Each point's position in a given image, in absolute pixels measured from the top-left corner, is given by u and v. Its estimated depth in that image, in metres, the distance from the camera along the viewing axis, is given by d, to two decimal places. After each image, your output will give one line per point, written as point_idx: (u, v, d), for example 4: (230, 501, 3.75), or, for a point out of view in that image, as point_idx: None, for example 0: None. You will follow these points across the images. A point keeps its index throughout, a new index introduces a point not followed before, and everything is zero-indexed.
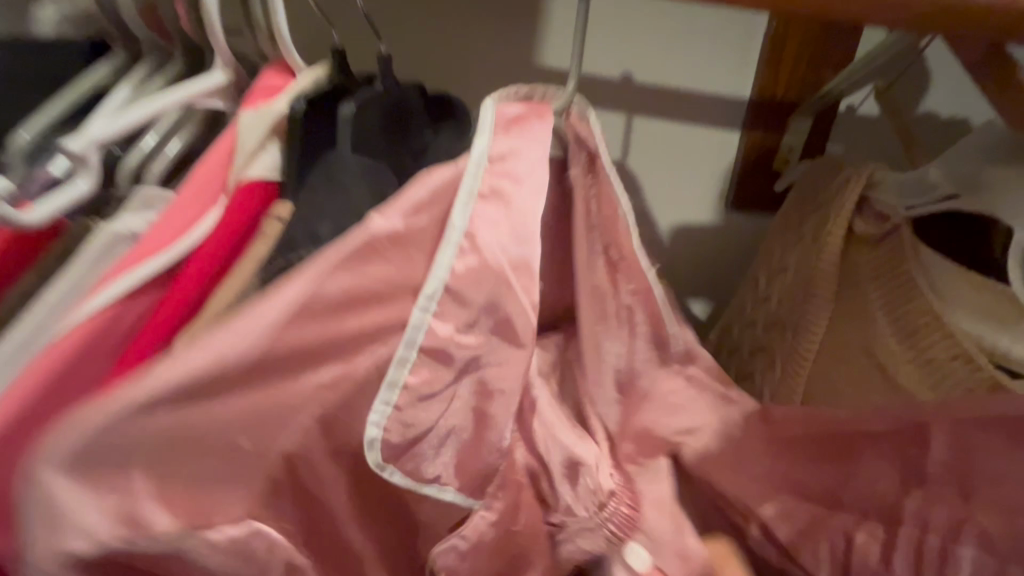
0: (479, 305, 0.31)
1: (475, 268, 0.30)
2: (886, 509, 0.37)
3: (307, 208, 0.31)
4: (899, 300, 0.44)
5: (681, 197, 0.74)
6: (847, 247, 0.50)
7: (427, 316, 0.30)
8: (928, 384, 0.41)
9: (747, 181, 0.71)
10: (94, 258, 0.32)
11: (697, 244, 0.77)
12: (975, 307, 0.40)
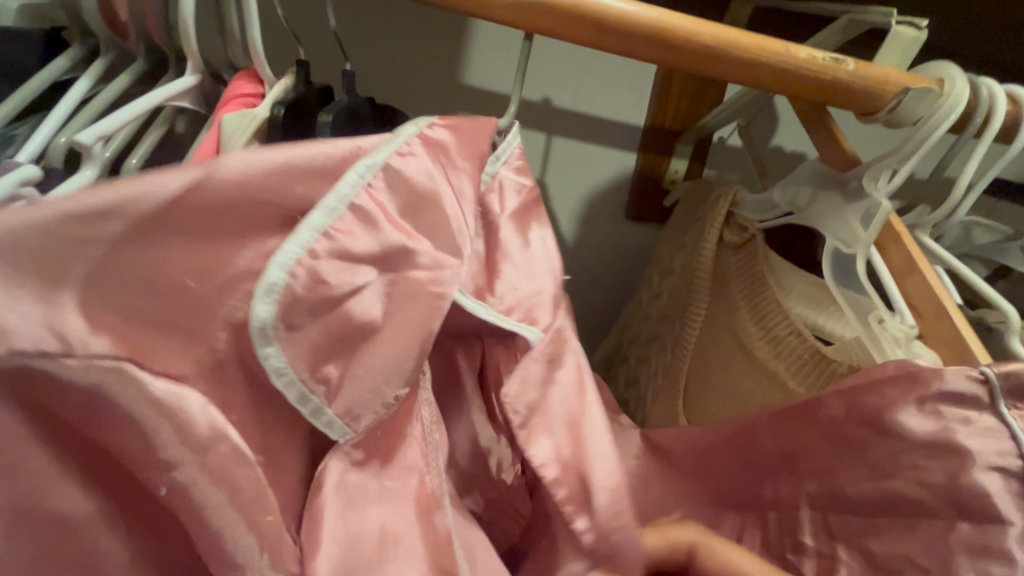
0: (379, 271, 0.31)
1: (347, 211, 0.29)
2: (753, 500, 0.41)
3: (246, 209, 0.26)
4: (751, 290, 0.55)
5: (590, 208, 0.85)
6: (719, 253, 0.62)
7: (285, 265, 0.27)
8: (777, 359, 0.49)
9: (643, 196, 0.83)
10: None
11: (602, 250, 0.88)
12: (804, 295, 0.50)
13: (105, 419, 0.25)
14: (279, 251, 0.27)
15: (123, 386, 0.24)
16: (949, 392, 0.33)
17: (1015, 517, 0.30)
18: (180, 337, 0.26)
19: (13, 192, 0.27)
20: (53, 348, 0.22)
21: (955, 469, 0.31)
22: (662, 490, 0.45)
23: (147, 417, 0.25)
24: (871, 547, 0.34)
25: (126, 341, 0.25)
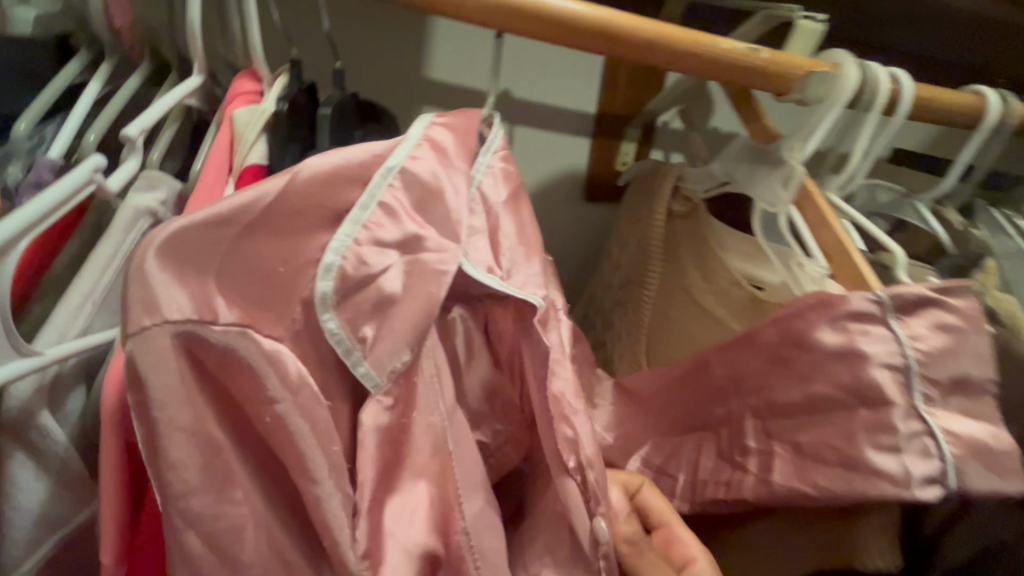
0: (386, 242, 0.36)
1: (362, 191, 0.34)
2: (709, 419, 0.50)
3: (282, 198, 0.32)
4: (699, 252, 0.63)
5: (550, 191, 0.92)
6: (670, 222, 0.70)
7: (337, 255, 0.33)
8: (722, 308, 0.58)
9: (598, 178, 0.90)
10: (122, 232, 0.34)
11: (563, 230, 0.95)
12: (741, 251, 0.59)
13: (231, 371, 0.30)
14: (334, 238, 0.33)
15: (251, 349, 0.30)
16: (854, 312, 0.41)
17: (899, 399, 0.38)
18: (268, 309, 0.31)
19: (87, 178, 0.30)
20: (207, 316, 0.29)
21: (856, 370, 0.40)
22: (642, 425, 0.55)
23: (267, 364, 0.30)
24: (799, 439, 0.43)
25: (241, 310, 0.30)
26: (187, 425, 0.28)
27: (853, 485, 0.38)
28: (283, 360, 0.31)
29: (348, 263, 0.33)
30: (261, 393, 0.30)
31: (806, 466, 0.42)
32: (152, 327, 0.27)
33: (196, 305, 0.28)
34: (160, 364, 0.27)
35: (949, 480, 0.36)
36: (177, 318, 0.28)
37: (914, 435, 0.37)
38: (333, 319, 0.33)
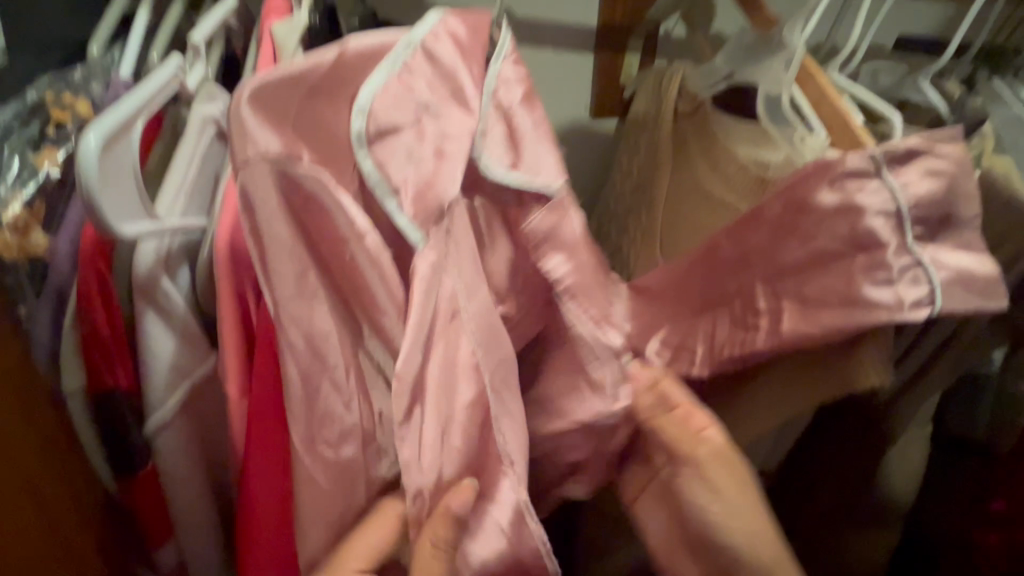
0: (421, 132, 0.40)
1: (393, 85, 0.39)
2: (722, 295, 0.52)
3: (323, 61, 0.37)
4: (708, 146, 0.66)
5: (558, 110, 0.94)
6: (677, 123, 0.72)
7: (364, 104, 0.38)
8: (730, 192, 0.62)
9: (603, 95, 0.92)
10: (195, 135, 0.38)
11: (571, 149, 0.98)
12: (748, 138, 0.62)
13: (312, 206, 0.36)
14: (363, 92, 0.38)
15: (324, 192, 0.36)
16: (851, 170, 0.45)
17: (890, 239, 0.43)
18: (336, 163, 0.38)
19: (168, 78, 0.36)
20: (289, 155, 0.35)
21: (854, 220, 0.44)
22: (655, 316, 0.54)
23: (338, 208, 0.36)
24: (805, 292, 0.47)
25: (314, 153, 0.37)
26: (283, 244, 0.35)
27: (855, 318, 0.43)
28: (350, 210, 0.36)
29: (378, 119, 0.38)
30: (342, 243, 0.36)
31: (813, 312, 0.46)
32: (251, 158, 0.34)
33: (280, 145, 0.35)
34: (260, 187, 0.34)
35: (935, 301, 0.42)
36: (269, 152, 0.35)
37: (905, 268, 0.42)
38: (367, 159, 0.37)
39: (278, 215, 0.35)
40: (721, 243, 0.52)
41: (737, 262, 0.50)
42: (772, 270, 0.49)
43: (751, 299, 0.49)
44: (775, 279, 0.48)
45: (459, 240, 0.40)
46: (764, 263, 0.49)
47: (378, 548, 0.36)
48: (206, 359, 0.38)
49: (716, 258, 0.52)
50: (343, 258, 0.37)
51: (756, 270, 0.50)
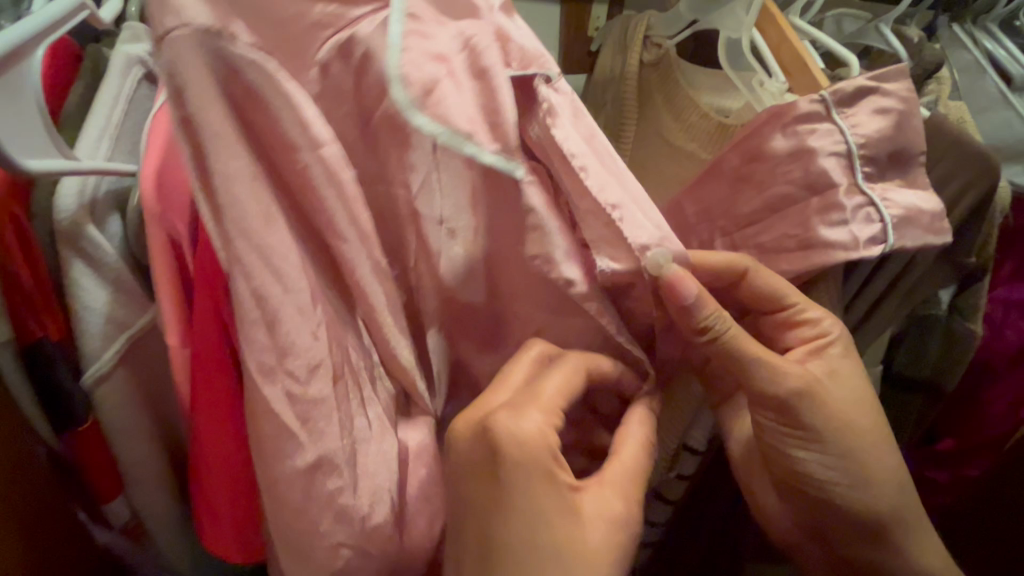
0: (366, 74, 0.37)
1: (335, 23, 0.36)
2: (685, 252, 0.54)
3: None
4: (669, 95, 0.65)
5: None
6: (642, 73, 0.69)
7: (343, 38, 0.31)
8: (693, 142, 0.61)
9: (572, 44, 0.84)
10: (121, 72, 0.38)
11: None
12: (711, 87, 0.62)
13: (259, 102, 0.33)
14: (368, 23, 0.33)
15: (259, 76, 0.32)
16: (805, 113, 0.44)
17: (843, 180, 0.43)
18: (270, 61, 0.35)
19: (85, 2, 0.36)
20: (226, 29, 0.30)
21: (807, 164, 0.44)
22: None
23: (292, 107, 0.33)
24: (763, 241, 0.47)
25: (265, 45, 0.32)
26: (235, 155, 0.31)
27: (812, 260, 0.44)
28: (305, 108, 0.33)
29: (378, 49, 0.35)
30: (314, 195, 0.35)
31: (773, 259, 0.47)
32: (174, 31, 0.29)
33: (215, 16, 0.29)
34: (190, 62, 0.29)
35: (888, 237, 0.42)
36: (196, 22, 0.29)
37: (858, 207, 0.43)
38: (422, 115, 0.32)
39: (224, 116, 0.31)
40: (681, 201, 0.53)
41: (701, 220, 0.52)
42: (732, 219, 0.49)
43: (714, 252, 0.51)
44: (735, 227, 0.49)
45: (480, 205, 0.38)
46: (726, 215, 0.49)
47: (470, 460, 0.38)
48: (143, 312, 0.39)
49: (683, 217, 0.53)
50: (304, 199, 0.35)
51: (719, 221, 0.50)
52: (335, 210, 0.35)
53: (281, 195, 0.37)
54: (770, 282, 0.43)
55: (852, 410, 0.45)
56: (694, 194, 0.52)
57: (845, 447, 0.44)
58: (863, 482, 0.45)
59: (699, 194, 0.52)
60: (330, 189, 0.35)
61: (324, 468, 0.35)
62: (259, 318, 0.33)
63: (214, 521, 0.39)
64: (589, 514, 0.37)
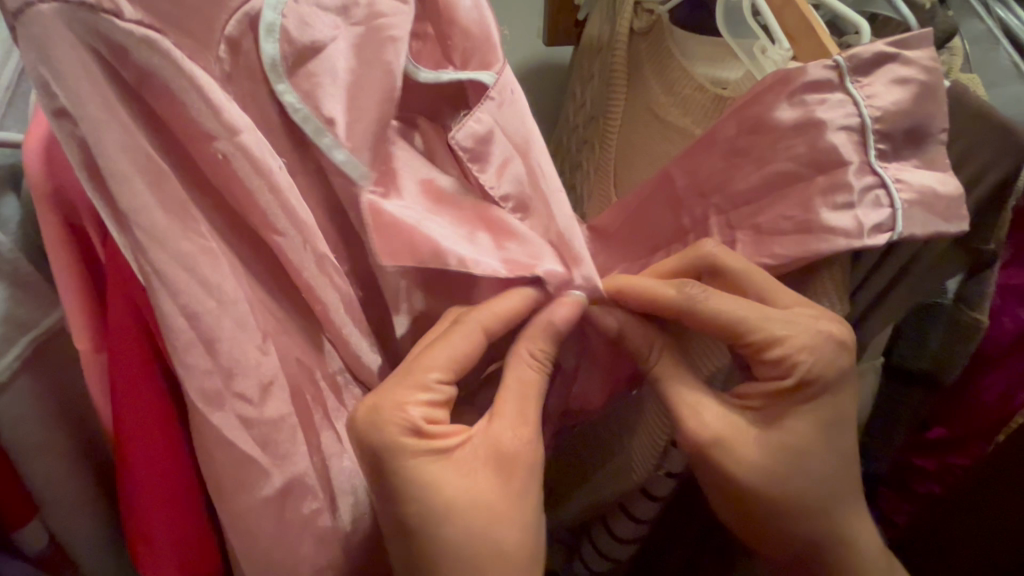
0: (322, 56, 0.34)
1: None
2: (676, 230, 0.49)
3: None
4: (662, 66, 0.60)
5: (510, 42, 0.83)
6: (631, 43, 0.64)
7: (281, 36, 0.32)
8: (685, 116, 0.56)
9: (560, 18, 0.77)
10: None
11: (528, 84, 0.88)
12: (706, 57, 0.57)
13: (155, 85, 0.29)
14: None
15: (156, 56, 0.28)
16: (814, 81, 0.40)
17: (854, 158, 0.39)
18: (194, 40, 0.30)
19: None
20: (104, 3, 0.27)
21: (814, 138, 0.40)
22: (610, 258, 0.53)
23: (195, 86, 0.29)
24: (759, 222, 0.43)
25: (153, 16, 0.28)
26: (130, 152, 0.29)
27: (808, 246, 0.40)
28: (215, 92, 0.30)
29: (290, 22, 0.33)
30: (244, 188, 0.31)
31: (766, 241, 0.43)
32: (38, 5, 0.26)
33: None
34: (58, 43, 0.27)
35: (896, 225, 0.38)
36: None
37: (867, 188, 0.39)
38: (289, 90, 0.33)
39: (102, 93, 0.28)
40: (669, 174, 0.47)
41: (694, 197, 0.47)
42: (730, 196, 0.44)
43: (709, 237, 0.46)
44: (733, 206, 0.45)
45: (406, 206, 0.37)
46: (724, 199, 0.45)
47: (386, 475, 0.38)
48: (50, 310, 0.36)
49: (669, 194, 0.48)
50: (236, 189, 0.32)
51: (713, 206, 0.46)
52: (261, 197, 0.32)
53: (222, 191, 0.32)
54: (718, 312, 0.41)
55: (779, 447, 0.43)
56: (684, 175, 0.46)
57: (760, 486, 0.43)
58: (783, 517, 0.45)
59: (687, 174, 0.46)
60: (257, 175, 0.31)
61: (299, 492, 0.34)
62: (197, 337, 0.30)
63: (153, 556, 0.34)
64: (507, 449, 0.38)
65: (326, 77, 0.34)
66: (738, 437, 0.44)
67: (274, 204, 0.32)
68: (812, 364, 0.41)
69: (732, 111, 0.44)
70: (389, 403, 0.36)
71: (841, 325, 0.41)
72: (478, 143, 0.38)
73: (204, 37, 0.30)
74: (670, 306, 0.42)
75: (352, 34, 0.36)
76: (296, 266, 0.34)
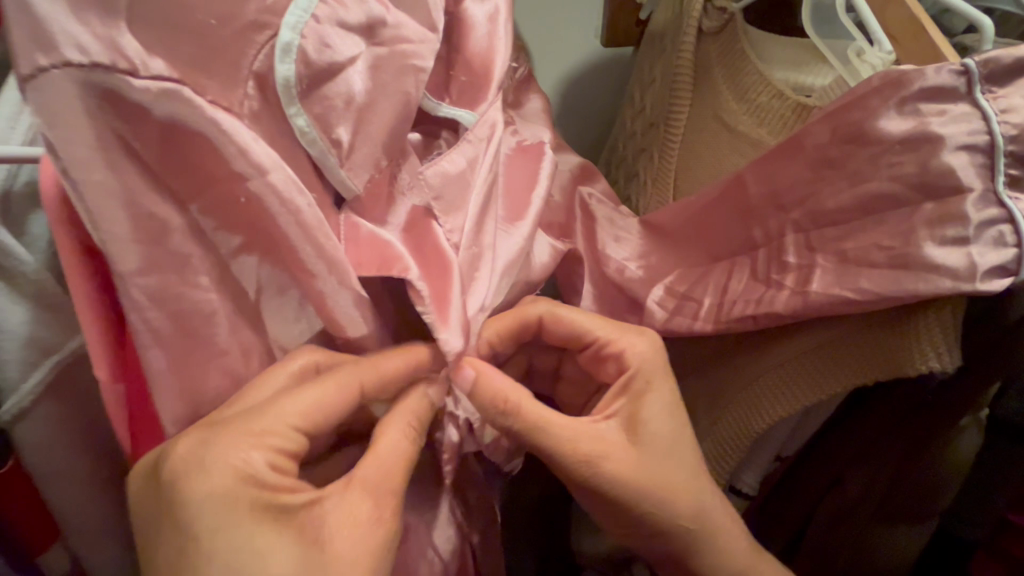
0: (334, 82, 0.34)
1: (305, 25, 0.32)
2: (744, 244, 0.43)
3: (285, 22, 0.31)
4: (735, 71, 0.54)
5: (564, 45, 0.79)
6: (700, 43, 0.59)
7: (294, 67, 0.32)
8: (759, 126, 0.50)
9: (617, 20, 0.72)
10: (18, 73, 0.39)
11: (585, 90, 0.83)
12: (785, 61, 0.50)
13: (171, 135, 0.30)
14: (287, 13, 0.32)
15: (182, 107, 0.29)
16: (931, 87, 0.34)
17: (975, 183, 0.33)
18: (222, 77, 0.30)
19: None
20: (121, 64, 0.27)
21: (924, 156, 0.34)
22: (666, 259, 0.49)
23: (221, 134, 0.30)
24: (846, 246, 0.37)
25: (181, 71, 0.29)
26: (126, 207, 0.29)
27: (901, 284, 0.34)
28: (241, 134, 0.30)
29: (309, 43, 0.32)
30: (264, 225, 0.32)
31: (852, 272, 0.36)
32: (52, 70, 0.26)
33: (104, 48, 0.27)
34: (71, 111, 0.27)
35: (1023, 269, 0.31)
36: (77, 58, 0.26)
37: (988, 223, 0.32)
38: (301, 114, 0.33)
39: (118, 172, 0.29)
40: (742, 179, 0.43)
41: (766, 213, 0.42)
42: (816, 217, 0.39)
43: (783, 266, 0.40)
44: (819, 225, 0.39)
45: (370, 233, 0.36)
46: (807, 224, 0.39)
47: (241, 541, 0.30)
48: (77, 334, 0.38)
49: (736, 211, 0.43)
50: (265, 223, 0.32)
51: (789, 233, 0.40)
52: (285, 228, 0.32)
53: (250, 226, 0.32)
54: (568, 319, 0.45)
55: (638, 451, 0.41)
56: (756, 193, 0.42)
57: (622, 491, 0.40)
58: (644, 509, 0.41)
59: (755, 192, 0.42)
60: (286, 213, 0.32)
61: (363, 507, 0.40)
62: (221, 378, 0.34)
63: None
64: (352, 524, 0.32)
65: (340, 101, 0.34)
66: (604, 444, 0.40)
67: (301, 237, 0.32)
68: (637, 362, 0.43)
69: (830, 117, 0.38)
70: (234, 433, 0.32)
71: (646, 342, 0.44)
72: (444, 180, 0.38)
73: (230, 73, 0.30)
74: (533, 317, 0.44)
75: (372, 54, 0.35)
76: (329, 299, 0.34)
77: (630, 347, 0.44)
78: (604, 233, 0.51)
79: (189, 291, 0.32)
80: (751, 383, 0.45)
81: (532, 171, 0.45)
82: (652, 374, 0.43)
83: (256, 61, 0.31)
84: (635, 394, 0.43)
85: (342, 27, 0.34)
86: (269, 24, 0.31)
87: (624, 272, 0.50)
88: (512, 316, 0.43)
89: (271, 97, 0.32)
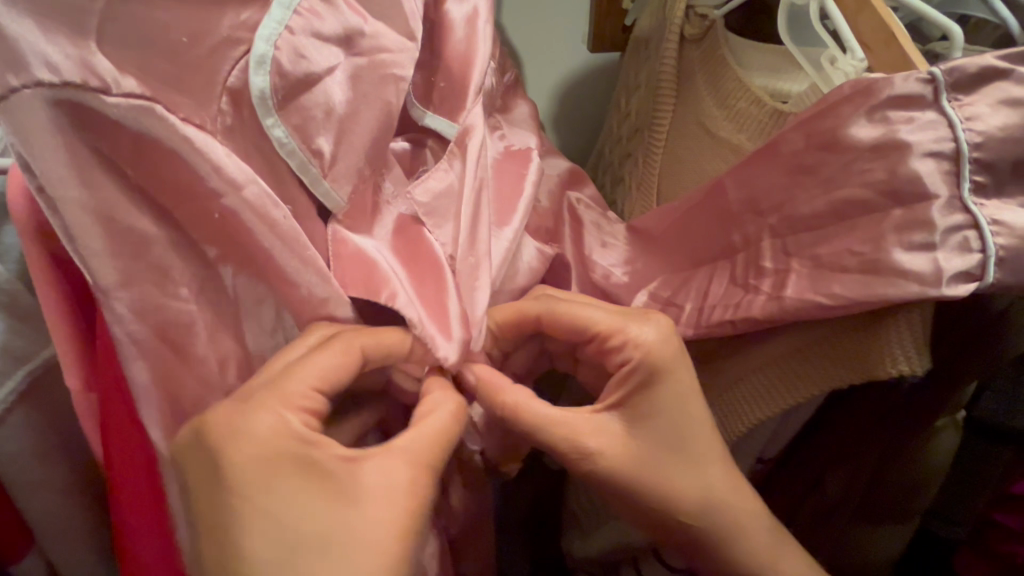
0: (312, 94, 0.34)
1: (276, 37, 0.32)
2: (724, 249, 0.44)
3: (258, 36, 0.32)
4: (715, 78, 0.54)
5: (551, 50, 0.80)
6: (682, 50, 0.59)
7: (265, 80, 0.32)
8: (738, 132, 0.51)
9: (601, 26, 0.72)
10: None
11: (573, 96, 0.84)
12: (764, 67, 0.51)
13: (150, 151, 0.30)
14: (261, 26, 0.32)
15: (155, 124, 0.29)
16: (900, 96, 0.35)
17: (941, 191, 0.33)
18: (196, 97, 0.31)
19: None
20: (92, 81, 0.28)
21: (892, 163, 0.35)
22: (649, 266, 0.49)
23: (191, 149, 0.30)
24: (819, 252, 0.37)
25: (153, 89, 0.30)
26: (108, 221, 0.30)
27: (873, 291, 0.34)
28: (216, 151, 0.31)
29: (282, 54, 0.33)
30: (247, 242, 0.32)
31: (824, 277, 0.37)
32: (22, 90, 0.27)
33: (76, 66, 0.27)
34: (40, 130, 0.27)
35: (986, 274, 0.32)
36: (49, 79, 0.27)
37: (952, 229, 0.33)
38: (278, 124, 0.33)
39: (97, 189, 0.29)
40: (721, 184, 0.43)
41: (745, 219, 0.42)
42: (793, 223, 0.39)
43: (759, 272, 0.41)
44: (794, 230, 0.39)
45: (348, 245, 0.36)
46: (784, 230, 0.40)
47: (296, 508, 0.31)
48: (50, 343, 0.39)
49: (715, 213, 0.44)
50: (246, 239, 0.32)
51: (766, 238, 0.41)
52: (264, 241, 0.32)
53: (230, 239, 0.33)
54: (571, 315, 0.44)
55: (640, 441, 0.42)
56: (734, 202, 0.43)
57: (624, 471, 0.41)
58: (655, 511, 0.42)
59: (734, 198, 0.42)
60: (260, 227, 0.32)
61: None
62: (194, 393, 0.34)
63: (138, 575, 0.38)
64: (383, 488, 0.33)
65: (320, 111, 0.34)
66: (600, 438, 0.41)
67: (284, 250, 0.33)
68: (643, 352, 0.41)
69: (803, 124, 0.39)
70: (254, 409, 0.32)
71: (649, 328, 0.42)
72: (435, 198, 0.39)
73: (205, 94, 0.31)
74: (535, 313, 0.44)
75: (351, 65, 0.36)
76: (309, 310, 0.34)
77: (634, 339, 0.42)
78: (592, 238, 0.52)
79: (173, 303, 0.32)
80: (733, 384, 0.46)
81: (514, 176, 0.45)
82: (665, 370, 0.41)
83: (228, 75, 0.32)
84: (638, 387, 0.42)
85: (318, 36, 0.34)
86: (243, 40, 0.32)
87: (609, 278, 0.50)
88: (513, 317, 0.44)
89: (245, 112, 0.32)
